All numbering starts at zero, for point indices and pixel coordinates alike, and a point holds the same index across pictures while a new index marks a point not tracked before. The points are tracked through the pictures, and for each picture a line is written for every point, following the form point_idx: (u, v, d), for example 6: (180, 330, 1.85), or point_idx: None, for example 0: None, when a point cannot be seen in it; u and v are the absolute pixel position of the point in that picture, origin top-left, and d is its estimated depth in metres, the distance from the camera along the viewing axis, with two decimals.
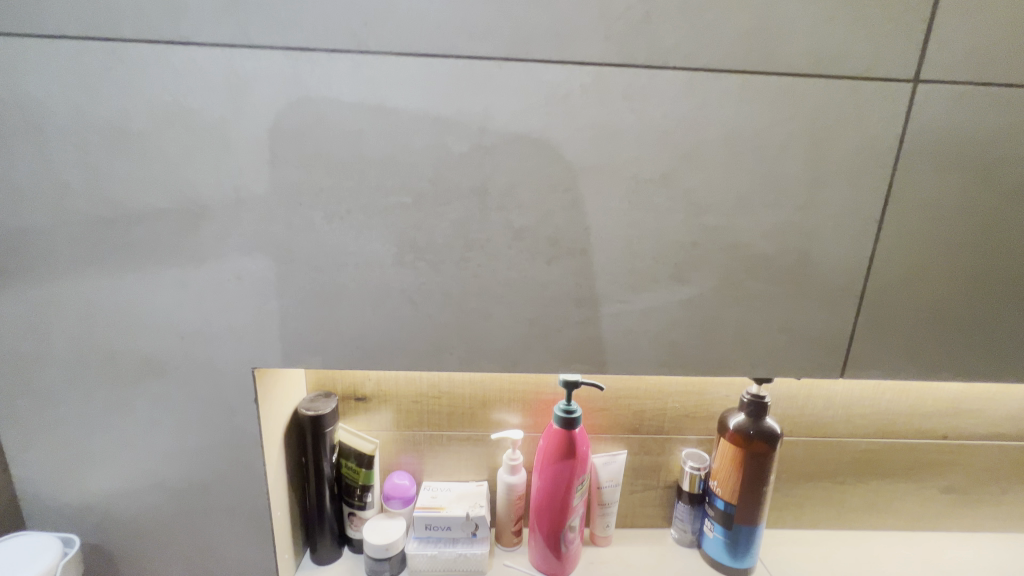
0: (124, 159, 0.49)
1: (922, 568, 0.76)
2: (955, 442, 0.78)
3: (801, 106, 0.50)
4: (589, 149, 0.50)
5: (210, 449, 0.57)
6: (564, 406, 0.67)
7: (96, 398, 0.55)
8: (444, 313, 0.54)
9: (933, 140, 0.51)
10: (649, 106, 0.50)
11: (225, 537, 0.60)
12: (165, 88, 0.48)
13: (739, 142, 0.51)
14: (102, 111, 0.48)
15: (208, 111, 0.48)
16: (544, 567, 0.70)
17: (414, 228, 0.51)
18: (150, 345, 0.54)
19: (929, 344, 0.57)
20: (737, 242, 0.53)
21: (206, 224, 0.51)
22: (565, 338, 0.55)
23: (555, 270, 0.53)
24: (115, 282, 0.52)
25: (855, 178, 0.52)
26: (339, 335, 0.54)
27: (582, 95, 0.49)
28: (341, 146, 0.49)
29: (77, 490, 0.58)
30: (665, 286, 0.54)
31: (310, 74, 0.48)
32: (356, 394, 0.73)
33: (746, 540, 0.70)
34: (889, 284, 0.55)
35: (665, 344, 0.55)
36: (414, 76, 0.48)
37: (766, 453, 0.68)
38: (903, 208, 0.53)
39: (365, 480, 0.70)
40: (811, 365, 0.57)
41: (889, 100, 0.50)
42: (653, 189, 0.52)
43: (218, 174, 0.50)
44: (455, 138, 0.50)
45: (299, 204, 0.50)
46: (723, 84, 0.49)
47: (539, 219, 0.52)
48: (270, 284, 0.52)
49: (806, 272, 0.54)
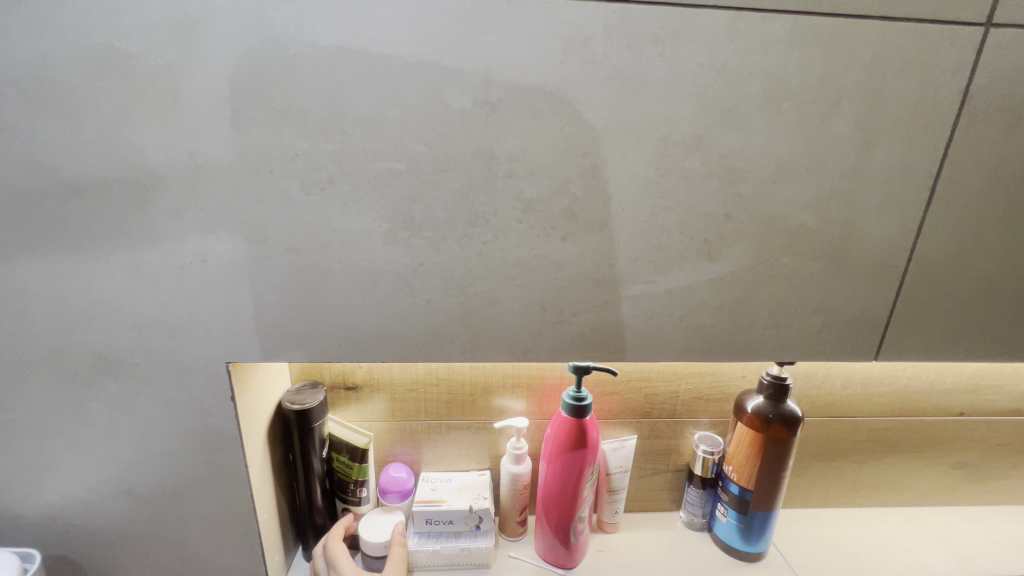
0: (49, 118, 0.41)
1: (932, 544, 0.75)
2: (972, 419, 0.76)
3: (858, 54, 0.43)
4: (613, 105, 0.43)
5: (183, 453, 0.51)
6: (574, 393, 0.62)
7: (44, 401, 0.48)
8: (444, 298, 0.47)
9: (1001, 94, 0.45)
10: (684, 53, 0.42)
11: (205, 544, 0.54)
12: (93, 28, 0.39)
13: (785, 97, 0.44)
14: (14, 56, 0.39)
15: (151, 57, 0.40)
16: (552, 558, 0.67)
17: (409, 201, 0.44)
18: (104, 339, 0.47)
19: (971, 324, 0.52)
20: (776, 214, 0.47)
21: (157, 197, 0.43)
22: (581, 324, 0.49)
23: (570, 247, 0.46)
24: (53, 268, 0.44)
25: (910, 140, 0.46)
26: (325, 325, 0.47)
27: (606, 39, 0.41)
28: (317, 100, 0.41)
29: (32, 501, 0.52)
30: (694, 264, 0.48)
31: (276, 9, 0.39)
32: (346, 383, 0.67)
33: (760, 526, 0.68)
34: (937, 261, 0.50)
35: (691, 329, 0.50)
36: (404, 13, 0.40)
37: (786, 438, 0.65)
38: (959, 175, 0.47)
39: (358, 474, 0.65)
40: (846, 347, 0.52)
41: (958, 46, 0.43)
42: (684, 154, 0.45)
43: (169, 137, 0.41)
44: (455, 91, 0.42)
45: (270, 173, 0.43)
46: (771, 27, 0.42)
47: (554, 189, 0.45)
48: (241, 268, 0.45)
49: (849, 247, 0.49)
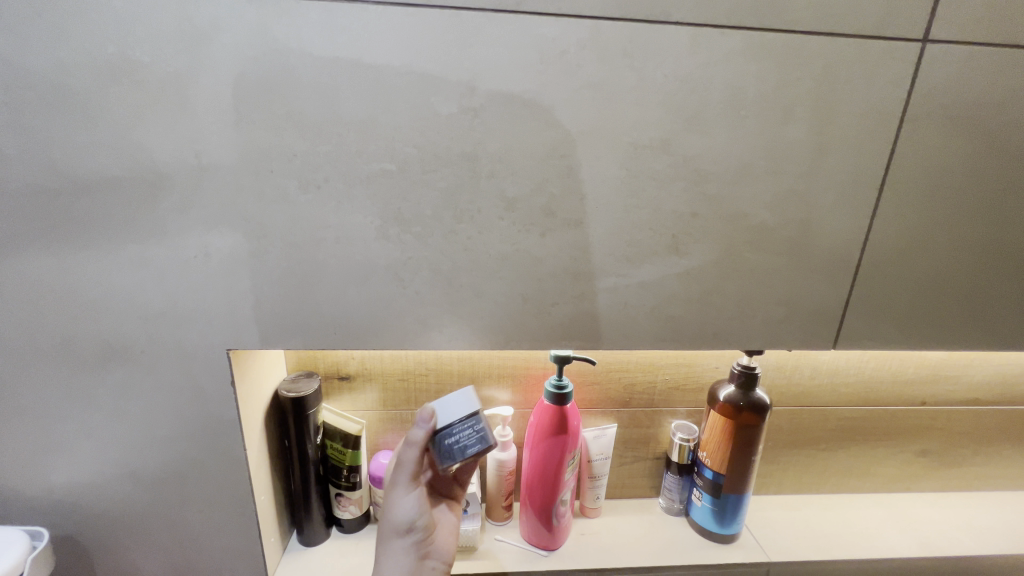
0: (65, 121, 0.44)
1: (897, 527, 0.79)
2: (933, 408, 0.80)
3: (808, 66, 0.47)
4: (587, 112, 0.47)
5: (184, 438, 0.54)
6: (556, 381, 0.66)
7: (54, 386, 0.51)
8: (432, 289, 0.51)
9: (940, 103, 0.49)
10: (651, 65, 0.46)
11: (205, 524, 0.57)
12: (108, 39, 0.42)
13: (743, 105, 0.48)
14: (35, 63, 0.42)
15: (161, 66, 0.43)
16: (536, 540, 0.70)
17: (399, 199, 0.48)
18: (112, 328, 0.50)
19: (921, 315, 0.56)
20: (739, 212, 0.51)
21: (164, 195, 0.46)
22: (560, 314, 0.53)
23: (549, 242, 0.50)
24: (65, 260, 0.47)
25: (859, 145, 0.50)
26: (320, 315, 0.50)
27: (579, 52, 0.45)
28: (314, 106, 0.45)
29: (40, 483, 0.54)
30: (664, 258, 0.52)
31: (278, 22, 0.43)
32: (340, 373, 0.70)
33: (733, 508, 0.71)
34: (887, 256, 0.54)
35: (663, 319, 0.54)
36: (395, 27, 0.43)
37: (755, 424, 0.69)
38: (906, 177, 0.52)
39: (352, 460, 0.68)
40: (805, 337, 0.56)
41: (899, 59, 0.48)
42: (653, 156, 0.49)
43: (178, 139, 0.45)
44: (441, 98, 0.45)
45: (270, 172, 0.46)
46: (729, 41, 0.46)
47: (533, 188, 0.49)
48: (242, 261, 0.48)
49: (806, 243, 0.53)
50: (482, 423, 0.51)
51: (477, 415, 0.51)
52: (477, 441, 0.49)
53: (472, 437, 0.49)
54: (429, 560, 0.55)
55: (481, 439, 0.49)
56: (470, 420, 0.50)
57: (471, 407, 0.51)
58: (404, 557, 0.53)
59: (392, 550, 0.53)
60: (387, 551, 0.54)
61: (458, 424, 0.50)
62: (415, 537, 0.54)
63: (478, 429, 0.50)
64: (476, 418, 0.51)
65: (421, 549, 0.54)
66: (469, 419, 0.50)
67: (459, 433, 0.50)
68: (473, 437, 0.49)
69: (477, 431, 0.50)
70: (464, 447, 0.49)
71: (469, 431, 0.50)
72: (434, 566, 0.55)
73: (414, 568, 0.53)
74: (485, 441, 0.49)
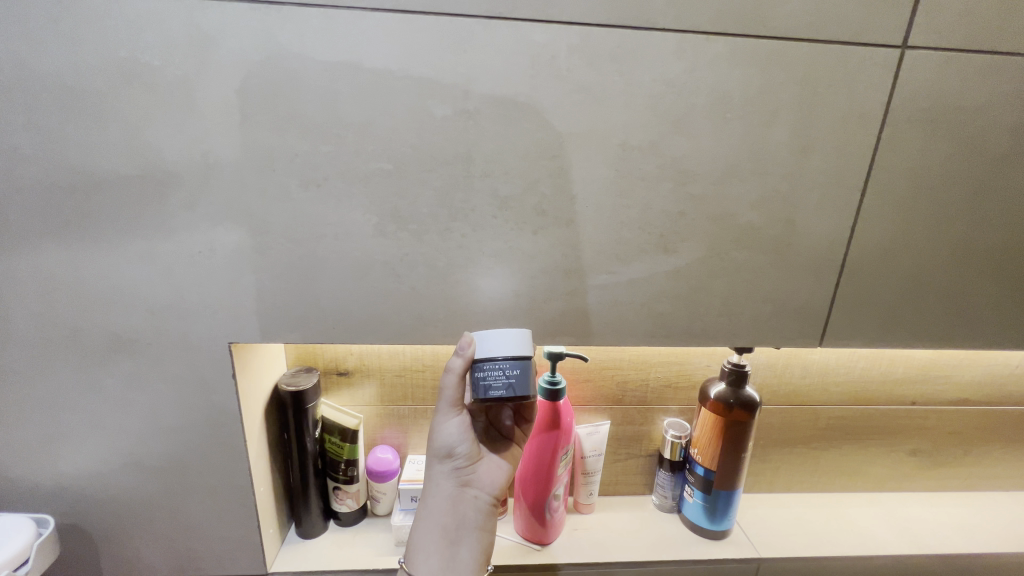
0: (79, 122, 0.46)
1: (888, 525, 0.80)
2: (923, 408, 0.81)
3: (791, 71, 0.49)
4: (577, 114, 0.49)
5: (187, 428, 0.55)
6: (549, 378, 0.67)
7: (62, 377, 0.53)
8: (428, 284, 0.52)
9: (923, 104, 0.51)
10: (638, 69, 0.48)
11: (205, 514, 0.59)
12: (120, 43, 0.44)
13: (729, 108, 0.50)
14: (50, 66, 0.45)
15: (170, 69, 0.45)
16: (528, 534, 0.71)
17: (396, 198, 0.50)
18: (119, 320, 0.51)
19: (905, 311, 0.58)
20: (725, 212, 0.53)
21: (172, 192, 0.48)
22: (552, 310, 0.54)
23: (541, 240, 0.52)
24: (75, 254, 0.49)
25: (842, 147, 0.52)
26: (320, 309, 0.52)
27: (569, 57, 0.47)
28: (315, 108, 0.47)
29: (47, 471, 0.56)
30: (653, 256, 0.54)
31: (281, 28, 0.45)
32: (339, 368, 0.72)
33: (723, 505, 0.72)
34: (871, 253, 0.56)
35: (651, 316, 0.55)
36: (393, 32, 0.45)
37: (744, 421, 0.70)
38: (890, 175, 0.53)
39: (349, 454, 0.69)
40: (792, 333, 0.58)
41: (879, 64, 0.50)
42: (641, 157, 0.50)
43: (185, 139, 0.47)
44: (437, 101, 0.47)
45: (272, 171, 0.48)
46: (713, 46, 0.48)
47: (525, 188, 0.50)
48: (245, 256, 0.50)
49: (791, 242, 0.54)
50: (516, 371, 0.50)
51: (514, 360, 0.50)
52: (502, 387, 0.49)
53: (499, 381, 0.49)
54: (470, 489, 0.58)
55: (508, 387, 0.49)
56: (504, 362, 0.50)
57: (510, 351, 0.50)
58: (446, 481, 0.57)
59: (436, 475, 0.58)
60: (432, 476, 0.58)
61: (492, 361, 0.50)
62: (455, 464, 0.57)
63: (508, 376, 0.50)
64: (513, 364, 0.50)
65: (462, 477, 0.58)
66: (501, 361, 0.50)
67: (490, 371, 0.49)
68: (501, 381, 0.49)
69: (507, 377, 0.49)
70: (488, 386, 0.49)
71: (498, 374, 0.50)
72: (476, 495, 0.58)
73: (456, 493, 0.57)
74: (511, 391, 0.49)
